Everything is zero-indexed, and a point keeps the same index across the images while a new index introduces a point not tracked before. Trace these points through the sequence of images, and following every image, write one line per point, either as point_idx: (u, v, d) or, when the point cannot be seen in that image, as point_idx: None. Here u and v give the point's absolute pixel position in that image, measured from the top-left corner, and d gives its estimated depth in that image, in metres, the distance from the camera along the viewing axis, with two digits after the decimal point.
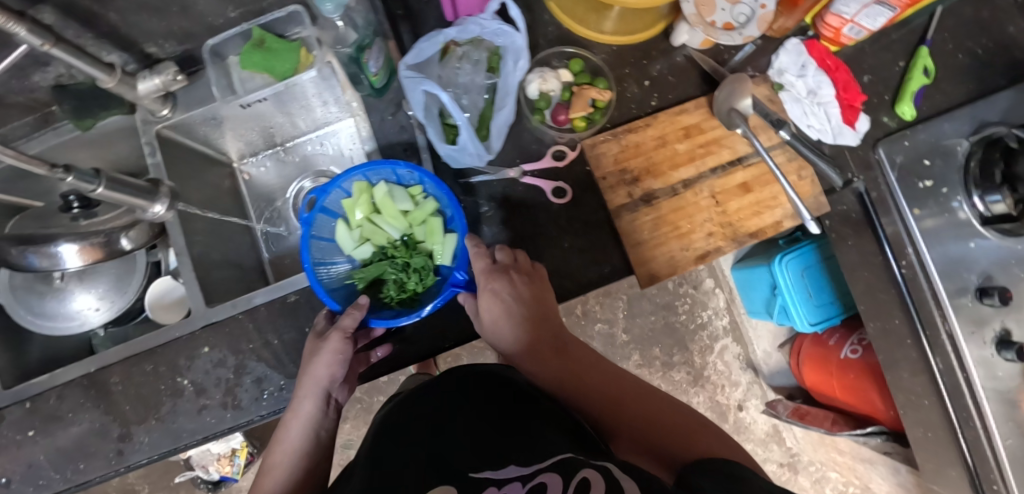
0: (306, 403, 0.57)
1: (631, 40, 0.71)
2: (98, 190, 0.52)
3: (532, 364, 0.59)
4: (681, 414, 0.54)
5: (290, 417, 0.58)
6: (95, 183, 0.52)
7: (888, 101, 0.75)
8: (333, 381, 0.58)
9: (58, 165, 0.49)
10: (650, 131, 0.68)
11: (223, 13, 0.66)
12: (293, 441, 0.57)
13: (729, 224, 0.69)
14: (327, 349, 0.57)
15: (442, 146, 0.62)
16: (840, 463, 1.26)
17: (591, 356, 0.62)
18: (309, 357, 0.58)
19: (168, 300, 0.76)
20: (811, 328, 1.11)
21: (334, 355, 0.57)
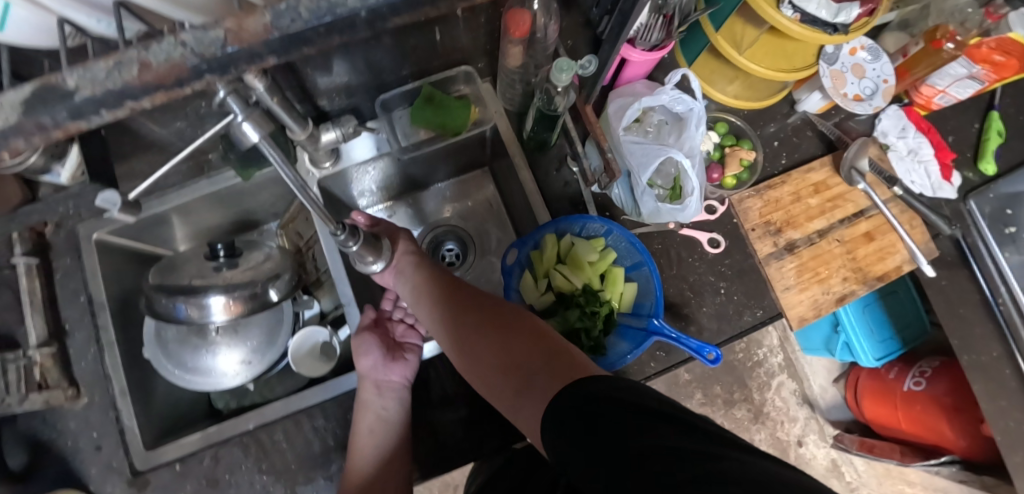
0: (365, 392, 0.62)
1: (758, 105, 0.77)
2: (354, 246, 0.51)
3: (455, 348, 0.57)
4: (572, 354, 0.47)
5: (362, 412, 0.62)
6: (354, 241, 0.50)
7: (970, 158, 0.84)
8: (380, 364, 0.64)
9: (340, 223, 0.47)
10: (786, 188, 0.76)
11: (398, 71, 0.69)
12: (366, 430, 0.61)
13: (859, 270, 0.75)
14: (366, 339, 0.66)
15: (665, 206, 0.65)
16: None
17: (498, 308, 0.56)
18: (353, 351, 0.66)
19: (309, 352, 0.72)
20: (876, 363, 1.19)
21: (367, 343, 0.65)
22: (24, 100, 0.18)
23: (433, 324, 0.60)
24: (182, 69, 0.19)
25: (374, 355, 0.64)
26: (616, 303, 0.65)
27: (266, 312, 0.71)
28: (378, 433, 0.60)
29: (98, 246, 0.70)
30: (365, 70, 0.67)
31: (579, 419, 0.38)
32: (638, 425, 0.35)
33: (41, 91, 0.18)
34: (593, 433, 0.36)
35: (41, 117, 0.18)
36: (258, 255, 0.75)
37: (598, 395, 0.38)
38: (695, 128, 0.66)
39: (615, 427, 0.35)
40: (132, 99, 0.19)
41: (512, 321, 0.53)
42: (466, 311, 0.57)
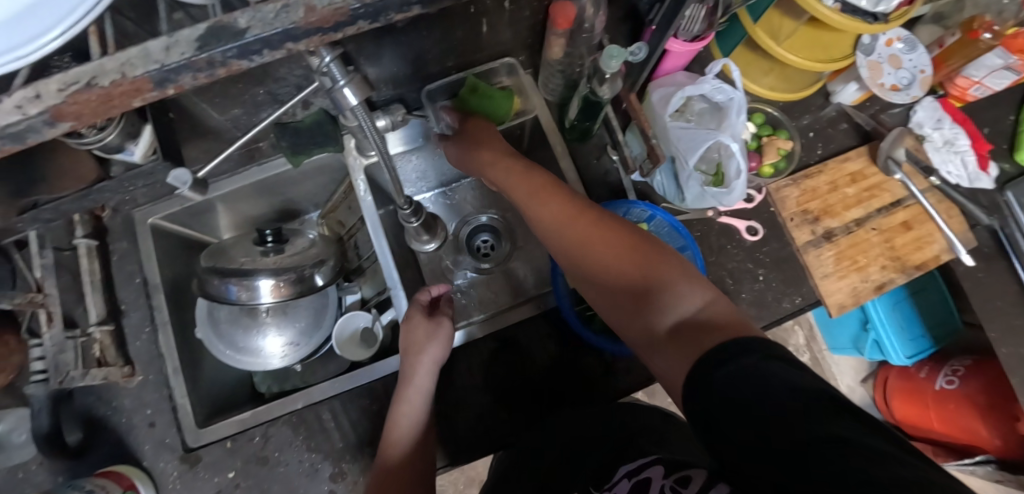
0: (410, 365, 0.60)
1: (790, 98, 0.78)
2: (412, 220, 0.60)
3: (577, 267, 0.55)
4: (724, 309, 0.46)
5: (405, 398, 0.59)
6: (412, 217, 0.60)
7: (1005, 150, 0.85)
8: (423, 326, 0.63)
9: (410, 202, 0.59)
10: (823, 177, 0.76)
11: (443, 63, 0.72)
12: (407, 426, 0.58)
13: (897, 258, 0.75)
14: (437, 331, 0.62)
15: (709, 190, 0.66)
16: None
17: (629, 232, 0.53)
18: (404, 345, 0.62)
19: (354, 334, 0.74)
20: (906, 361, 1.19)
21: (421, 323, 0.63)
22: (202, 35, 0.23)
23: (549, 232, 0.57)
24: (341, 13, 0.23)
25: (441, 348, 0.61)
26: None
27: (313, 296, 0.72)
28: (420, 418, 0.59)
29: (152, 230, 0.73)
30: (414, 61, 0.70)
31: (736, 377, 0.37)
32: (809, 408, 0.32)
33: (213, 30, 0.23)
34: (741, 386, 0.36)
35: (215, 51, 0.23)
36: (303, 242, 0.77)
37: (755, 365, 0.36)
38: (738, 117, 0.66)
39: (792, 397, 0.33)
40: (292, 41, 0.24)
41: (652, 265, 0.51)
42: (593, 238, 0.54)
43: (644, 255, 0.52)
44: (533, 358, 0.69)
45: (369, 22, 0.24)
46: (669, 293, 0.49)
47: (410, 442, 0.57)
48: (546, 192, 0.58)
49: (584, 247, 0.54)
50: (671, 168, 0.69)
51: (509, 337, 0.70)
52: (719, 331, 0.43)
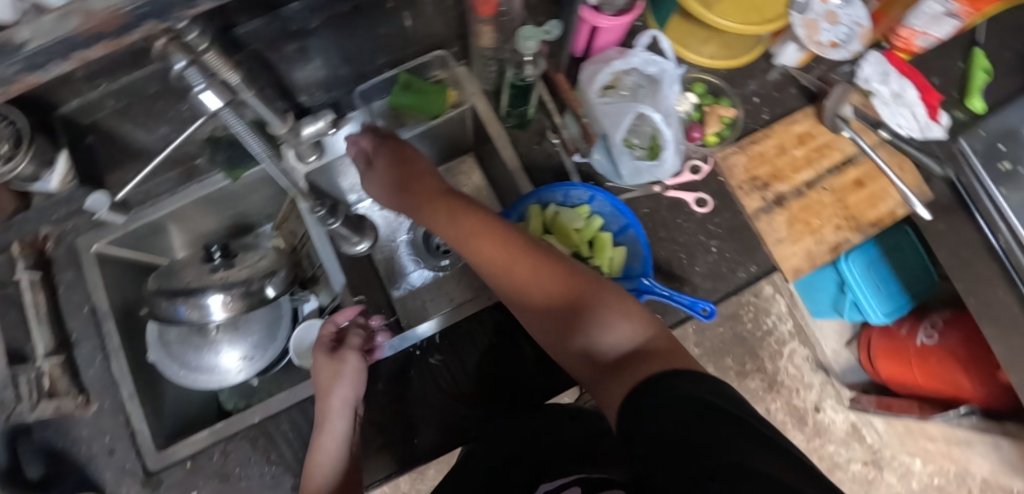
0: (332, 404, 0.58)
1: (732, 64, 0.78)
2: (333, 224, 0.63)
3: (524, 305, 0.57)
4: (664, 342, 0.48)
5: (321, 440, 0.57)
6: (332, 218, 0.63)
7: (956, 99, 0.84)
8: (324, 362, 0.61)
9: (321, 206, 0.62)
10: (770, 141, 0.75)
11: (372, 61, 0.71)
12: (327, 463, 0.55)
13: (851, 217, 0.74)
14: (345, 367, 0.59)
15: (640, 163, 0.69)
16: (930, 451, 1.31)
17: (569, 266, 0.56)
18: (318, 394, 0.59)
19: (311, 342, 0.73)
20: (885, 319, 1.19)
21: (326, 364, 0.60)
22: None
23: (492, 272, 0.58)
24: (124, 13, 0.21)
25: (351, 381, 0.59)
26: (605, 268, 0.65)
27: (264, 308, 0.71)
28: (343, 457, 0.56)
29: (97, 257, 0.72)
30: (343, 62, 0.69)
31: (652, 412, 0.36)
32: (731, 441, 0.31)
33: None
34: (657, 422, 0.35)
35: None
36: (253, 254, 0.76)
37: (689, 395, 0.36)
38: (671, 89, 0.66)
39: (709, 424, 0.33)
40: (80, 48, 0.22)
41: (599, 299, 0.53)
42: (530, 274, 0.56)
43: (588, 290, 0.54)
44: (490, 361, 0.69)
45: (163, 22, 0.22)
46: (608, 328, 0.51)
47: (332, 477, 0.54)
48: (480, 232, 0.59)
49: (526, 283, 0.56)
50: (606, 144, 0.70)
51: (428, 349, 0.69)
52: (653, 363, 0.44)
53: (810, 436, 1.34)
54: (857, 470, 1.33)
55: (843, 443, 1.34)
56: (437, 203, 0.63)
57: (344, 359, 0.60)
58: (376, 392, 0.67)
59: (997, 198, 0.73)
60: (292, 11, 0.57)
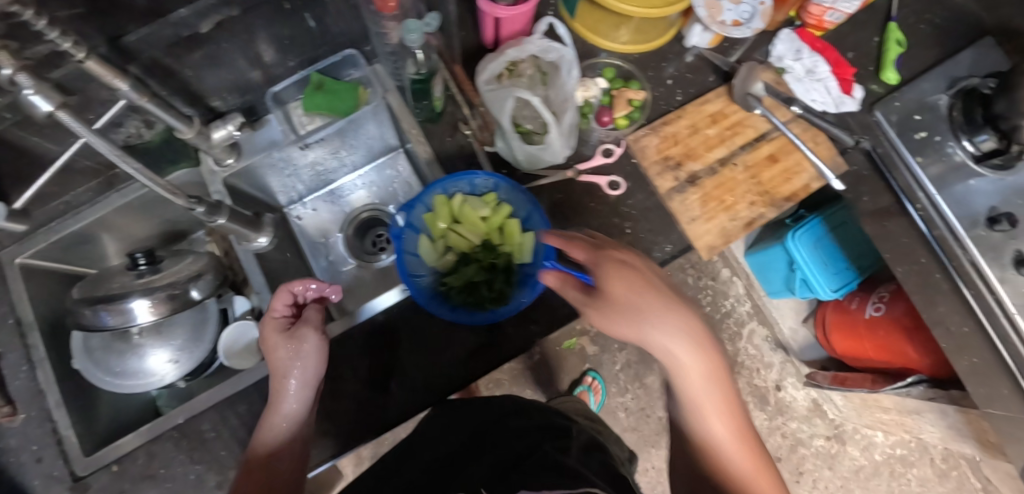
0: (286, 385, 0.58)
1: (643, 49, 0.80)
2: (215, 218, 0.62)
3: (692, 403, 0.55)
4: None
5: (273, 415, 0.58)
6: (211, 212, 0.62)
7: (872, 71, 0.86)
8: (280, 342, 0.59)
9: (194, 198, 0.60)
10: (683, 122, 0.76)
11: (283, 63, 0.73)
12: (279, 431, 0.58)
13: (766, 193, 0.75)
14: (302, 345, 0.58)
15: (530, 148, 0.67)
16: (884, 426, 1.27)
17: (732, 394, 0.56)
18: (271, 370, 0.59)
19: (241, 342, 0.73)
20: (834, 295, 1.20)
21: (282, 340, 0.59)
22: None
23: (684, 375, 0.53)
24: None
25: (306, 361, 0.58)
26: (514, 254, 0.67)
27: (188, 310, 0.72)
28: (295, 426, 0.58)
29: (21, 269, 0.72)
30: (251, 64, 0.70)
31: None
32: None
33: None
34: None
35: None
36: (179, 258, 0.77)
37: None
38: (569, 72, 0.67)
39: None
40: None
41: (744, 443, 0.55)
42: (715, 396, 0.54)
43: (736, 419, 0.56)
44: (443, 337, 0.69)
45: None
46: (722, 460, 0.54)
47: (281, 444, 0.57)
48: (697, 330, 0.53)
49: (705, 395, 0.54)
50: (503, 133, 0.69)
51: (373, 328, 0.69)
52: None
53: (772, 415, 1.36)
54: (819, 445, 1.34)
55: (805, 420, 1.36)
56: (648, 308, 0.52)
57: (301, 341, 0.58)
58: None
59: (914, 168, 0.77)
60: (180, 16, 0.58)
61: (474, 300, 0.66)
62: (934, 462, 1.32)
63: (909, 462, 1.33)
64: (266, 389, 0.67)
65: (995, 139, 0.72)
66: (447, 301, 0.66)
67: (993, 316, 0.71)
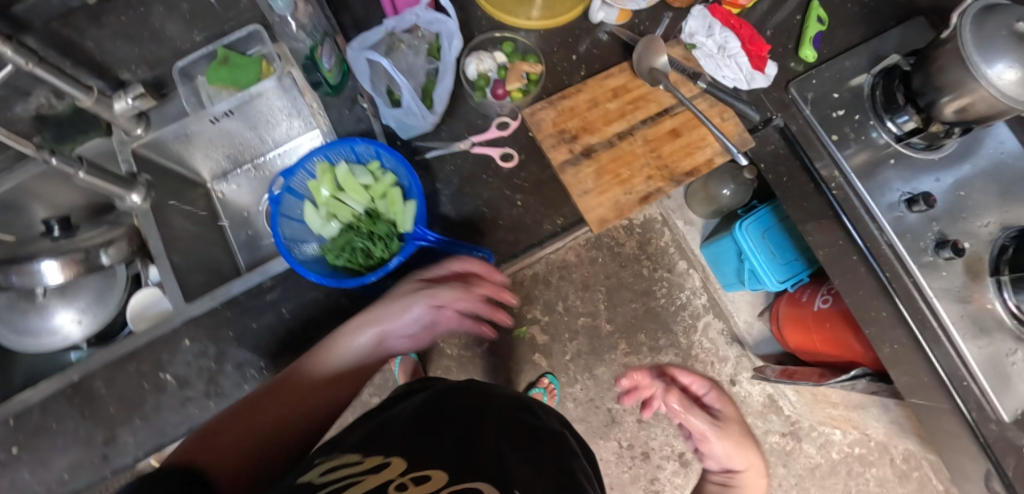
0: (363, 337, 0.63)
1: (553, 25, 0.79)
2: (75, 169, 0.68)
3: None
4: None
5: (335, 346, 0.64)
6: (72, 165, 0.68)
7: (792, 49, 0.83)
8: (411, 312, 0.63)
9: (48, 149, 0.65)
10: (582, 96, 0.76)
11: (189, 38, 0.76)
12: (333, 368, 0.63)
13: (664, 166, 0.74)
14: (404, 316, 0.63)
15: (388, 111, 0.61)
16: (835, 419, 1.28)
17: None
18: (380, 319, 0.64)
19: (146, 309, 0.77)
20: (782, 287, 1.17)
21: (406, 302, 0.64)
22: None
23: None
24: None
25: (409, 322, 0.64)
26: (397, 222, 0.68)
27: (95, 274, 0.76)
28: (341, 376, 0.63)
29: None
30: (155, 38, 0.73)
31: None
32: None
33: None
34: None
35: None
36: (94, 226, 0.80)
37: None
38: (450, 43, 0.67)
39: None
40: None
41: None
42: None
43: None
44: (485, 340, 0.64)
45: None
46: None
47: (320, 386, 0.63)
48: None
49: None
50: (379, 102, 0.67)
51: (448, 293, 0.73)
52: None
53: None
54: (774, 442, 1.32)
55: (760, 415, 1.33)
56: None
57: (419, 304, 0.64)
58: (187, 348, 0.69)
59: (830, 146, 0.80)
60: None
61: (350, 267, 0.67)
62: (894, 463, 1.30)
63: (868, 461, 1.30)
64: (157, 349, 0.69)
65: (917, 119, 0.79)
66: (326, 265, 0.68)
67: (908, 295, 0.78)
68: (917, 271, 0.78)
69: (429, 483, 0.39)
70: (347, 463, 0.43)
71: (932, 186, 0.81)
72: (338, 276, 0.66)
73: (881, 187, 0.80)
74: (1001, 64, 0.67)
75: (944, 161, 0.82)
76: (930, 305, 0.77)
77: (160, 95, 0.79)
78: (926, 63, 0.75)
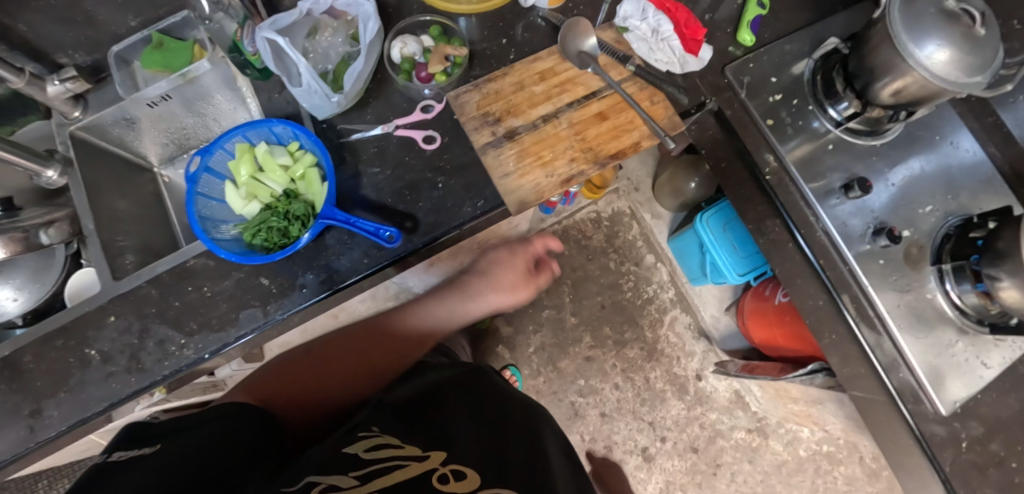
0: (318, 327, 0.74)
1: (487, 8, 0.79)
2: None
3: None
4: None
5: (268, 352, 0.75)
6: None
7: (730, 33, 0.82)
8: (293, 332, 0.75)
9: None
10: (508, 79, 0.76)
11: (125, 22, 0.78)
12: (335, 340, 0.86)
13: (589, 149, 0.73)
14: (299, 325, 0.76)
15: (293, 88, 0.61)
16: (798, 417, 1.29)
17: None
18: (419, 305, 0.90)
19: (82, 288, 0.78)
20: (742, 280, 1.14)
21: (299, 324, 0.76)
22: None
23: None
24: None
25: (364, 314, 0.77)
26: (314, 202, 0.68)
27: (33, 253, 0.78)
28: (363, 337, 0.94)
29: None
30: (89, 21, 0.75)
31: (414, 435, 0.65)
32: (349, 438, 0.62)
33: None
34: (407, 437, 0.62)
35: None
36: (37, 207, 0.82)
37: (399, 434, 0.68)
38: (366, 24, 0.67)
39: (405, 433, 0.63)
40: None
41: None
42: None
43: None
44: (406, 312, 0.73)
45: None
46: None
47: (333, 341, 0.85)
48: None
49: None
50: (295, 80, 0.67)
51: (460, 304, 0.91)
52: None
53: (691, 405, 1.33)
54: (740, 438, 1.31)
55: (726, 411, 1.33)
56: None
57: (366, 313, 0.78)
58: (111, 324, 0.71)
59: (766, 131, 0.78)
60: None
61: (267, 246, 0.68)
62: (863, 461, 1.30)
63: (837, 459, 1.30)
64: (83, 325, 0.71)
65: (856, 105, 0.77)
66: (244, 244, 0.68)
67: (844, 284, 0.76)
68: (854, 258, 0.75)
69: (465, 480, 0.54)
70: (389, 444, 0.57)
71: (873, 173, 0.79)
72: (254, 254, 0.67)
73: (819, 173, 0.78)
74: (931, 45, 0.65)
75: (887, 148, 0.80)
76: (867, 295, 0.75)
77: (96, 80, 0.81)
78: (861, 44, 0.72)
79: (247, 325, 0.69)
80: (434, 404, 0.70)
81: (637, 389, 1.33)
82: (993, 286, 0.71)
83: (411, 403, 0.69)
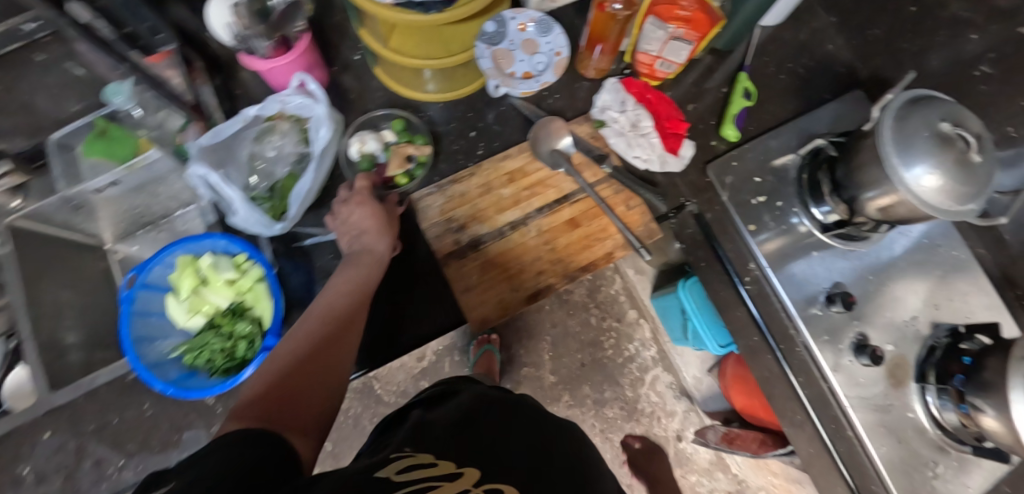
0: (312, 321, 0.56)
1: (455, 97, 0.74)
2: None
3: None
4: None
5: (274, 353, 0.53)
6: None
7: (714, 126, 0.81)
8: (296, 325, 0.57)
9: None
10: (474, 180, 0.72)
11: None
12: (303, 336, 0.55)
13: (558, 260, 0.74)
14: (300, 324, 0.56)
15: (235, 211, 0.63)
16: (778, 485, 1.26)
17: None
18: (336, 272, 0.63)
19: (21, 386, 0.75)
20: (723, 350, 1.12)
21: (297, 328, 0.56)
22: None
23: None
24: None
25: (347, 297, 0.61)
26: (262, 321, 0.65)
27: None
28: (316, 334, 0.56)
29: None
30: None
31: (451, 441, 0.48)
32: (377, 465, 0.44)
33: None
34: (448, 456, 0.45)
35: None
36: None
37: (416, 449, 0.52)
38: (319, 130, 0.66)
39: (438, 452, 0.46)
40: None
41: None
42: None
43: None
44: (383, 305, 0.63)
45: None
46: None
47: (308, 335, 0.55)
48: None
49: None
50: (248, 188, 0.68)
51: (396, 315, 0.71)
52: None
53: (671, 466, 1.30)
54: None
55: (705, 473, 1.30)
56: None
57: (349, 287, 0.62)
58: (44, 441, 0.66)
59: (748, 237, 0.74)
60: None
61: (211, 368, 0.64)
62: None
63: None
64: (13, 443, 0.66)
65: (840, 210, 0.71)
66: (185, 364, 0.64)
67: (823, 401, 0.72)
68: (834, 375, 0.71)
69: None
70: (423, 464, 0.42)
71: (857, 282, 0.74)
72: (196, 377, 0.63)
73: (800, 282, 0.73)
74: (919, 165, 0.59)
75: (873, 251, 0.75)
76: (847, 415, 0.71)
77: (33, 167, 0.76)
78: (850, 153, 0.68)
79: (191, 446, 0.68)
80: (488, 405, 0.54)
81: (616, 450, 1.31)
82: (975, 413, 0.65)
83: (460, 407, 0.53)
